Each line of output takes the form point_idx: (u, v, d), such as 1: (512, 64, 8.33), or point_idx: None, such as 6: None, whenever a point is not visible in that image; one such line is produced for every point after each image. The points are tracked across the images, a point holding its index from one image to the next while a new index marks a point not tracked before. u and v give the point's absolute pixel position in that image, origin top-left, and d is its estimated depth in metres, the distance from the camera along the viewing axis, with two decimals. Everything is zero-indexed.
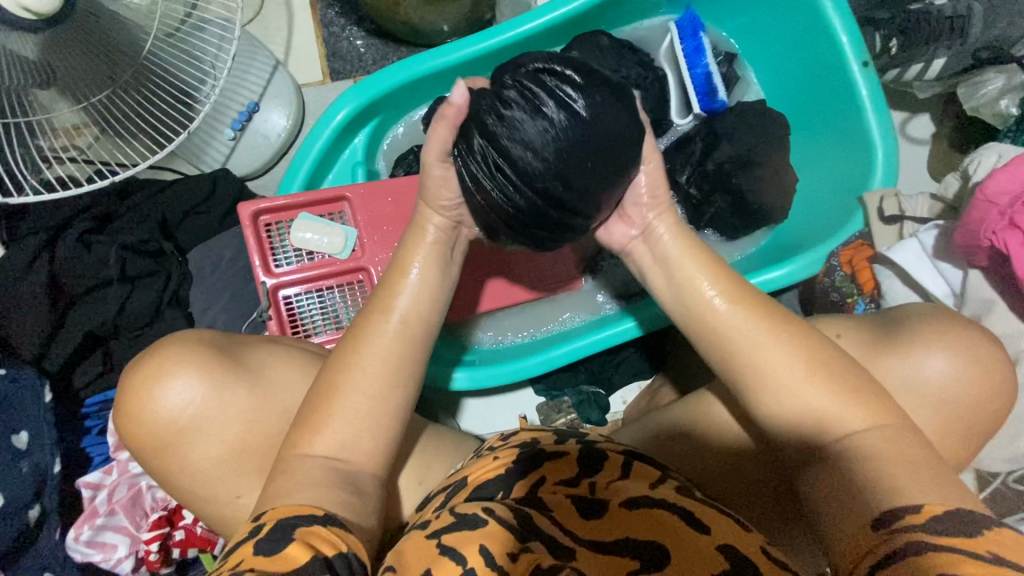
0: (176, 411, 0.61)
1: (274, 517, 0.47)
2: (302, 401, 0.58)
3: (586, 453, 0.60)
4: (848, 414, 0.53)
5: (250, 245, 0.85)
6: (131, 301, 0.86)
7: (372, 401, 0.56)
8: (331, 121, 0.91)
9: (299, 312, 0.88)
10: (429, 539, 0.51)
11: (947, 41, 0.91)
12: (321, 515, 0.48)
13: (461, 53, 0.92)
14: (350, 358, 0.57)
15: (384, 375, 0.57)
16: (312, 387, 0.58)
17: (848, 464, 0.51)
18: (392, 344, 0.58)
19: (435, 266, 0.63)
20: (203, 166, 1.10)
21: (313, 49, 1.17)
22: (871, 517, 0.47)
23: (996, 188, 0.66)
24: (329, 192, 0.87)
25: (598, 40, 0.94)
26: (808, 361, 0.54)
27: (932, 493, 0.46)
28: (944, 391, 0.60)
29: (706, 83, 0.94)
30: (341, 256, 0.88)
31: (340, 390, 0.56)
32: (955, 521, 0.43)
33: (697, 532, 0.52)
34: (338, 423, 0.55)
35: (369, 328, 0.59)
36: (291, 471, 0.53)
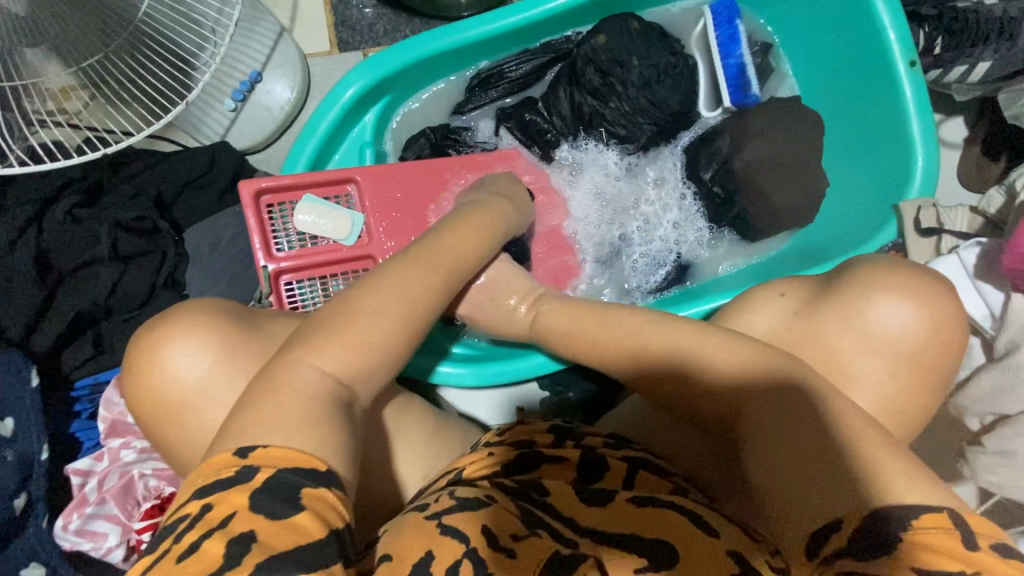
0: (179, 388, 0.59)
1: (272, 465, 0.42)
2: (313, 314, 0.54)
3: (585, 457, 0.61)
4: (786, 404, 0.51)
5: (250, 226, 0.80)
6: (123, 283, 0.81)
7: (399, 316, 0.54)
8: (339, 97, 0.85)
9: (300, 298, 0.83)
10: (428, 521, 0.50)
11: (993, 44, 0.86)
12: (326, 472, 0.43)
13: (480, 31, 0.86)
14: (357, 300, 0.54)
15: (412, 295, 0.56)
16: (346, 292, 0.56)
17: (783, 455, 0.49)
18: (417, 283, 0.58)
19: (467, 220, 0.69)
20: (201, 137, 1.05)
21: (322, 16, 1.10)
22: (805, 536, 0.45)
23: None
24: (336, 173, 0.83)
25: (627, 23, 0.88)
26: (719, 365, 0.56)
27: (855, 496, 0.44)
28: (890, 339, 0.59)
29: (738, 75, 0.89)
30: (345, 242, 0.84)
31: (368, 297, 0.54)
32: (869, 538, 0.42)
33: (706, 536, 0.50)
34: (369, 324, 0.52)
35: (380, 276, 0.57)
36: (309, 365, 0.49)
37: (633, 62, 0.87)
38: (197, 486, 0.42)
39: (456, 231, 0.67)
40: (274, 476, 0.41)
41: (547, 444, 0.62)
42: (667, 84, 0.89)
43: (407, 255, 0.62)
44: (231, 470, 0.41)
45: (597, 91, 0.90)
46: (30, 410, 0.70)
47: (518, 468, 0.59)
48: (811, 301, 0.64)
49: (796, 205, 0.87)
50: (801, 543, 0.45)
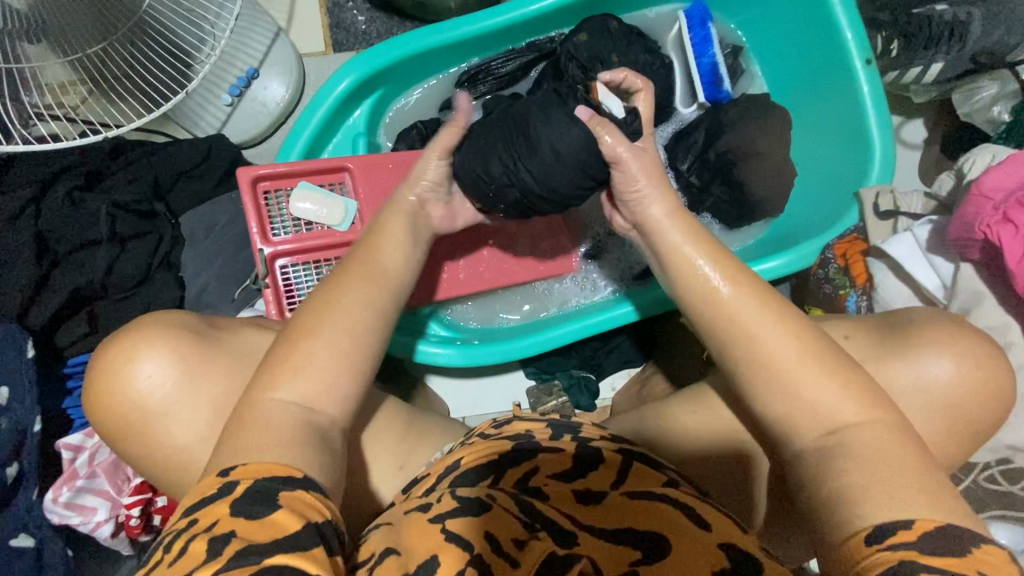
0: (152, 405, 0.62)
1: (250, 478, 0.46)
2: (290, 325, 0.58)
3: (581, 453, 0.61)
4: (850, 409, 0.52)
5: (247, 211, 0.83)
6: (120, 262, 0.83)
7: (351, 323, 0.57)
8: (333, 90, 0.89)
9: (295, 283, 0.86)
10: (432, 523, 0.51)
11: (945, 46, 0.91)
12: (302, 478, 0.48)
13: (468, 29, 0.91)
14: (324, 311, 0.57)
15: (361, 306, 0.59)
16: (294, 314, 0.58)
17: (847, 462, 0.50)
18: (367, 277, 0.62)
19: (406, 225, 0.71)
20: (196, 129, 1.08)
21: (317, 18, 1.15)
22: (861, 530, 0.46)
23: (992, 184, 0.64)
24: (330, 161, 0.87)
25: (607, 23, 0.94)
26: (800, 352, 0.53)
27: (909, 502, 0.46)
28: (948, 396, 0.60)
29: (712, 72, 0.94)
30: (339, 228, 0.87)
31: (321, 313, 0.57)
32: (947, 540, 0.44)
33: (696, 528, 0.52)
34: (327, 331, 0.56)
35: (330, 286, 0.60)
36: (272, 398, 0.53)
37: (613, 59, 0.93)
38: (187, 506, 0.46)
39: (392, 219, 0.71)
40: (252, 486, 0.46)
41: (546, 438, 0.63)
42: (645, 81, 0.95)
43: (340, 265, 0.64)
44: (214, 487, 0.46)
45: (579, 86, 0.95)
46: (27, 381, 0.72)
47: (519, 462, 0.59)
48: (881, 346, 0.63)
49: (767, 194, 0.92)
50: (854, 536, 0.46)
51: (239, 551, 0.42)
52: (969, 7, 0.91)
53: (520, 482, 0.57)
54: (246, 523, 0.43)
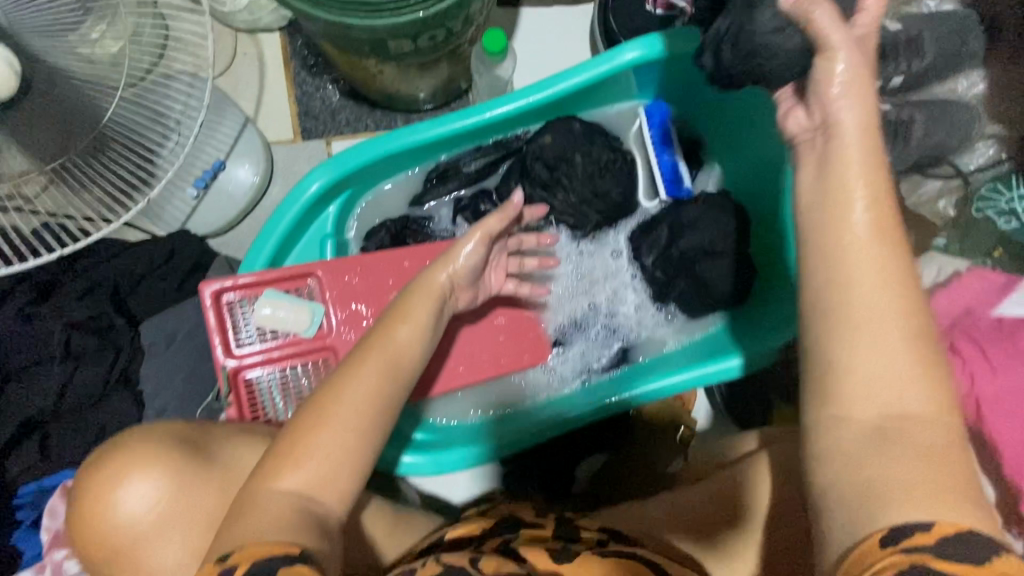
0: (129, 525, 0.62)
1: (249, 559, 0.51)
2: (286, 429, 0.61)
3: (562, 525, 0.69)
4: (918, 394, 0.47)
5: (210, 325, 0.82)
6: (76, 379, 0.81)
7: (354, 424, 0.61)
8: (305, 192, 0.89)
9: (259, 395, 0.84)
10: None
11: (890, 146, 0.94)
12: (297, 554, 0.52)
13: (433, 133, 0.92)
14: (328, 408, 0.61)
15: (368, 403, 0.63)
16: (306, 400, 0.63)
17: (901, 448, 0.46)
18: (377, 385, 0.65)
19: (428, 309, 0.74)
20: (162, 223, 1.07)
21: (285, 106, 1.15)
22: (882, 530, 0.44)
23: (941, 310, 0.77)
24: (296, 268, 0.87)
25: (571, 126, 0.96)
26: (904, 320, 0.48)
27: (937, 507, 0.44)
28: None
29: (672, 169, 1.00)
30: (305, 334, 0.86)
31: (327, 412, 0.61)
32: (964, 545, 0.42)
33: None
34: (332, 432, 0.60)
35: (341, 392, 0.63)
36: (275, 489, 0.57)
37: (577, 159, 0.96)
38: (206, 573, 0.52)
39: (417, 308, 0.73)
40: (257, 564, 0.51)
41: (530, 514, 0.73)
42: (608, 179, 0.97)
43: (350, 361, 0.67)
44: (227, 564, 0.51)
45: (545, 184, 0.97)
46: None
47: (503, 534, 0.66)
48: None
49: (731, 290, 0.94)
50: (866, 540, 0.44)
51: None
52: (910, 108, 0.93)
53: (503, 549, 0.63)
54: None
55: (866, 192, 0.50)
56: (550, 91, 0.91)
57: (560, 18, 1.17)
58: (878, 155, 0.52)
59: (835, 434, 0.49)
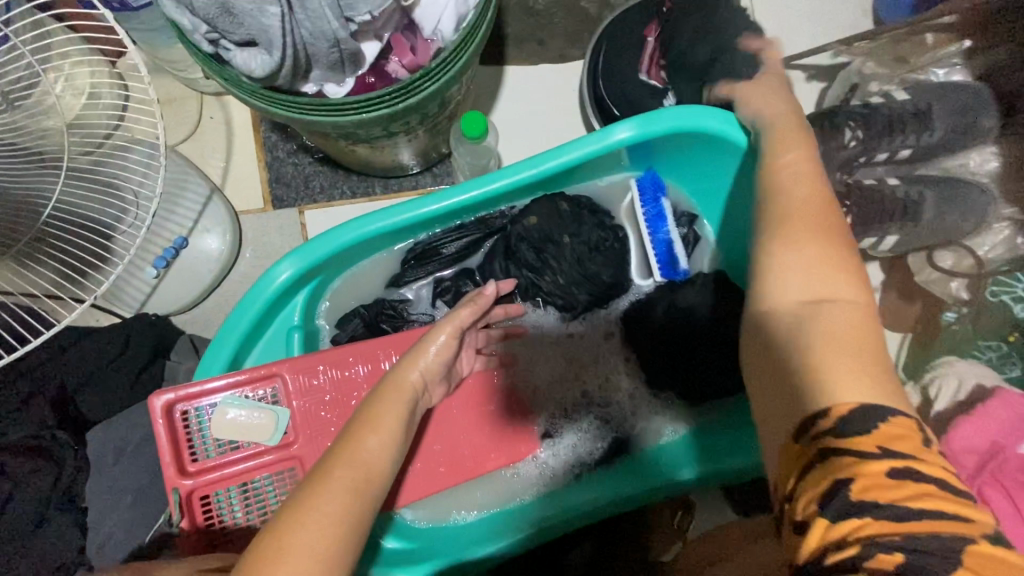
0: None
1: None
2: (239, 565, 0.53)
3: None
4: (829, 288, 0.53)
5: (160, 442, 0.74)
6: (14, 505, 0.74)
7: (319, 545, 0.54)
8: (271, 282, 0.82)
9: (219, 516, 0.76)
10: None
11: (899, 223, 0.90)
12: None
13: (409, 216, 0.84)
14: (296, 524, 0.55)
15: (337, 522, 0.56)
16: (265, 526, 0.55)
17: (817, 326, 0.50)
18: (347, 497, 0.58)
19: (400, 411, 0.69)
20: (121, 308, 1.00)
21: (255, 173, 1.08)
22: (799, 420, 0.48)
23: (962, 449, 0.69)
24: (262, 369, 0.79)
25: (557, 205, 0.89)
26: (815, 227, 0.57)
27: (860, 382, 0.47)
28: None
29: (668, 252, 0.93)
30: (270, 441, 0.79)
31: (290, 531, 0.54)
32: (869, 417, 0.45)
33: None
34: (294, 558, 0.52)
35: (306, 508, 0.56)
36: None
37: (565, 240, 0.89)
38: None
39: (389, 409, 0.68)
40: None
41: None
42: (599, 260, 0.91)
43: (315, 473, 0.61)
44: None
45: (533, 267, 0.91)
46: None
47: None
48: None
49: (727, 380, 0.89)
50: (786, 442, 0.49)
51: None
52: (920, 185, 0.89)
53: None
54: None
55: (775, 150, 0.66)
56: (536, 169, 0.84)
57: (548, 77, 1.09)
58: (789, 124, 0.68)
59: (750, 331, 0.56)
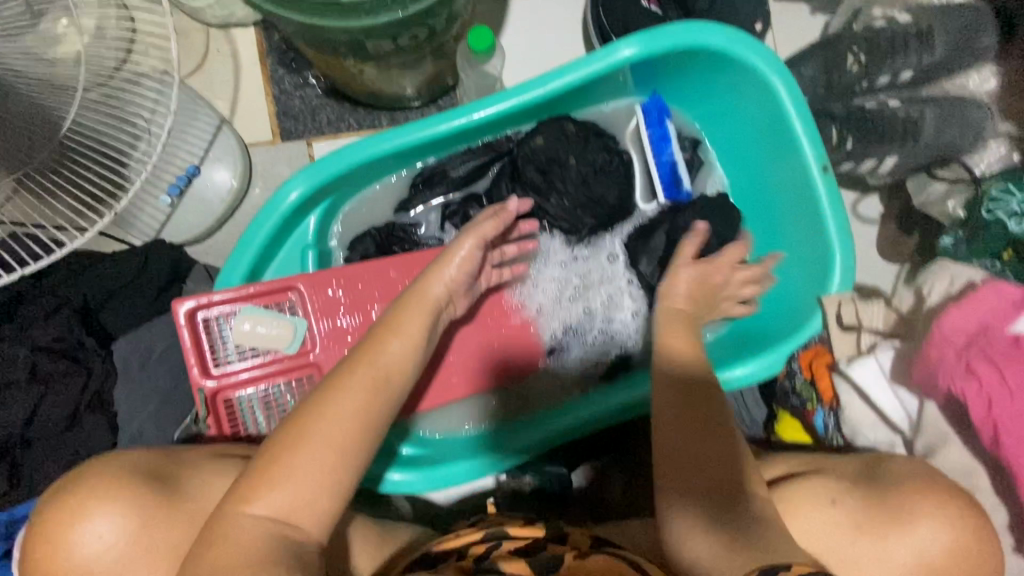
0: (96, 553, 0.58)
1: None
2: (261, 446, 0.58)
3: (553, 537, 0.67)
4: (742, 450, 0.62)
5: (185, 345, 0.78)
6: (43, 406, 0.76)
7: (340, 439, 0.57)
8: (282, 202, 0.84)
9: (242, 418, 0.80)
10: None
11: (898, 143, 0.91)
12: None
13: (417, 137, 0.86)
14: (317, 414, 0.58)
15: (357, 418, 0.60)
16: (286, 418, 0.59)
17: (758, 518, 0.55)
18: (364, 396, 0.61)
19: (420, 322, 0.72)
20: (136, 235, 1.02)
21: (263, 105, 1.09)
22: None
23: (950, 328, 0.63)
24: (279, 281, 0.82)
25: (563, 126, 0.91)
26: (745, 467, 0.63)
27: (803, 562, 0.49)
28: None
29: (671, 173, 0.95)
30: (288, 350, 0.82)
31: (309, 425, 0.57)
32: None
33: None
34: (311, 451, 0.56)
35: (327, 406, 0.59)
36: (246, 513, 0.53)
37: (570, 161, 0.91)
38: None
39: (410, 321, 0.71)
40: None
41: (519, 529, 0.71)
42: (603, 181, 0.93)
43: (336, 373, 0.64)
44: None
45: (538, 189, 0.92)
46: None
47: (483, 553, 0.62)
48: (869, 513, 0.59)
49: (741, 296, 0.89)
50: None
51: None
52: (921, 105, 0.91)
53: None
54: None
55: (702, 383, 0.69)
56: (542, 90, 0.86)
57: (554, 8, 1.09)
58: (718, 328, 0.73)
59: (678, 373, 0.71)
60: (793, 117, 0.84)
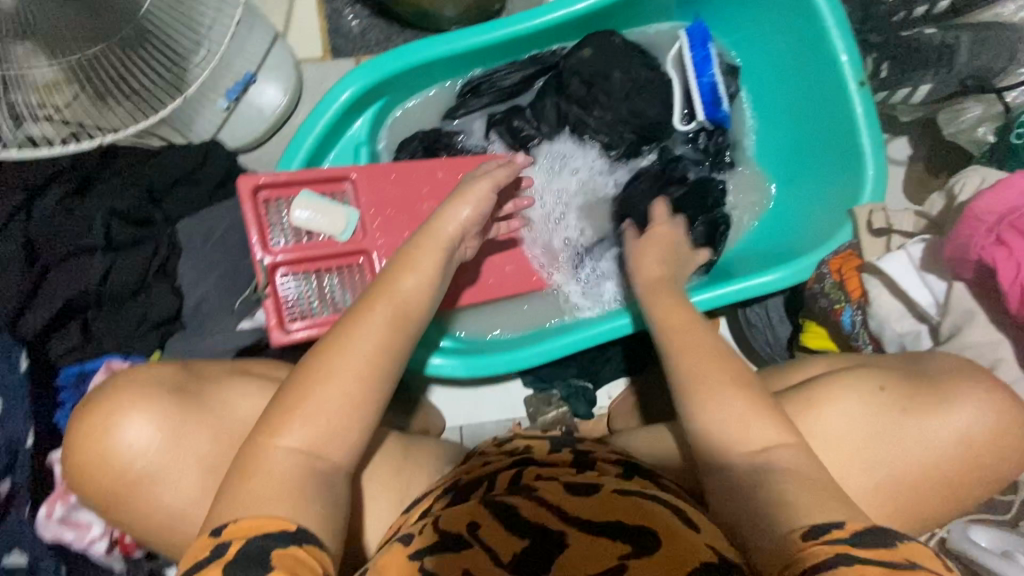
0: (132, 457, 0.66)
1: (242, 536, 0.52)
2: (285, 380, 0.62)
3: (575, 461, 0.67)
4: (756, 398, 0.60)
5: (247, 219, 0.82)
6: (116, 269, 0.81)
7: (359, 373, 0.61)
8: (334, 102, 0.88)
9: (294, 297, 0.85)
10: (410, 560, 0.52)
11: (934, 68, 0.94)
12: (295, 533, 0.53)
13: (468, 42, 0.90)
14: (336, 355, 0.61)
15: (374, 354, 0.63)
16: (308, 359, 0.62)
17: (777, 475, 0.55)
18: (381, 335, 0.64)
19: (436, 261, 0.72)
20: (192, 136, 1.06)
21: (315, 23, 1.13)
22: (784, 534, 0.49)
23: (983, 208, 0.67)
24: (333, 171, 0.87)
25: (611, 39, 0.95)
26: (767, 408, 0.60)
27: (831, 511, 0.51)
28: (944, 454, 0.62)
29: (712, 93, 0.96)
30: (340, 238, 0.87)
31: (333, 361, 0.61)
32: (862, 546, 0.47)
33: (687, 528, 0.54)
34: (331, 389, 0.60)
35: (344, 348, 0.62)
36: (278, 445, 0.58)
37: (615, 75, 0.94)
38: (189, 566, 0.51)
39: (425, 259, 0.71)
40: (246, 544, 0.51)
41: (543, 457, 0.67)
42: (644, 97, 0.96)
43: (355, 312, 0.66)
44: (207, 550, 0.51)
45: (582, 101, 0.96)
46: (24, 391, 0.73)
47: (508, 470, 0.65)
48: (914, 397, 0.64)
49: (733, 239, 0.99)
50: (794, 535, 0.49)
51: None
52: (956, 31, 0.94)
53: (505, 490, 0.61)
54: None
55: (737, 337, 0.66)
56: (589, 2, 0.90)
57: None
58: None
59: (681, 334, 0.67)
60: (840, 53, 0.86)
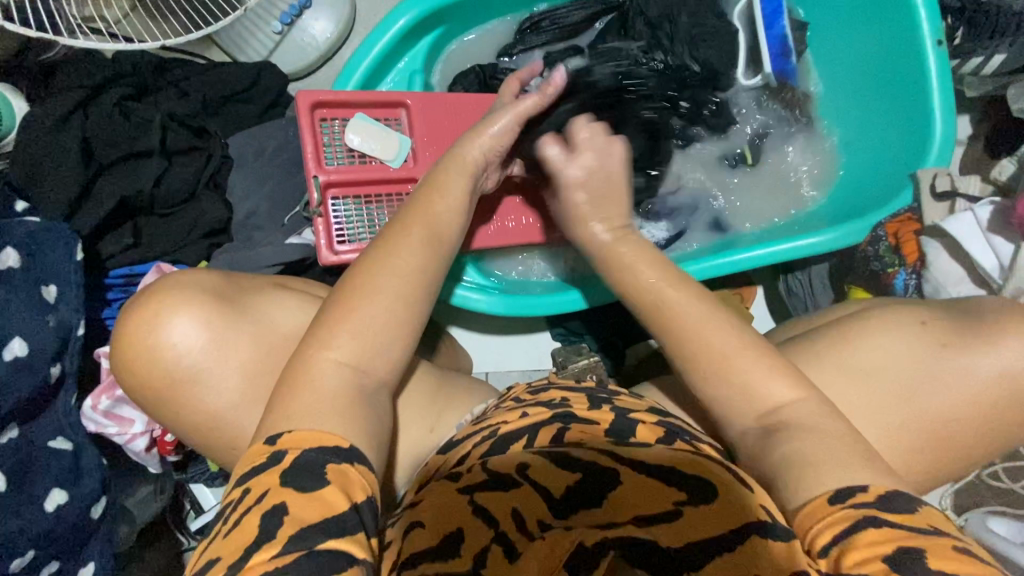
0: (176, 358, 0.58)
1: (297, 447, 0.47)
2: (319, 307, 0.57)
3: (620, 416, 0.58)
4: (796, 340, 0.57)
5: (305, 135, 0.82)
6: (171, 173, 0.82)
7: (404, 295, 0.57)
8: (392, 24, 0.87)
9: (343, 221, 0.84)
10: (460, 494, 0.49)
11: (1011, 37, 0.90)
12: (347, 449, 0.49)
13: None
14: (371, 277, 0.57)
15: (411, 276, 0.58)
16: (343, 279, 0.58)
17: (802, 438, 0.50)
18: (419, 258, 0.60)
19: (465, 183, 0.68)
20: (243, 57, 1.05)
21: None
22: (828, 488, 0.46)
23: None
24: (390, 95, 0.86)
25: None
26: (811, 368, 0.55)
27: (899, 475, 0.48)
28: (1005, 412, 0.60)
29: (781, 44, 0.92)
30: (393, 164, 0.86)
31: (372, 281, 0.57)
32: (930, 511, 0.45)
33: (741, 487, 0.48)
34: (372, 306, 0.55)
35: (375, 268, 0.58)
36: (326, 357, 0.53)
37: (682, 19, 0.92)
38: (240, 475, 0.47)
39: (451, 180, 0.67)
40: (299, 456, 0.47)
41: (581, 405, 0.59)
42: (708, 44, 0.91)
43: (389, 232, 0.62)
44: (263, 457, 0.47)
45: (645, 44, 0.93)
46: (76, 283, 0.69)
47: (552, 423, 0.56)
48: (958, 331, 0.62)
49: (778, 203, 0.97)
50: (816, 499, 0.46)
51: (293, 534, 0.43)
52: None
53: (553, 443, 0.54)
54: (298, 497, 0.44)
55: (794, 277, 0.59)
56: None
57: None
58: None
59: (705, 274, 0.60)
60: (920, 7, 0.83)
